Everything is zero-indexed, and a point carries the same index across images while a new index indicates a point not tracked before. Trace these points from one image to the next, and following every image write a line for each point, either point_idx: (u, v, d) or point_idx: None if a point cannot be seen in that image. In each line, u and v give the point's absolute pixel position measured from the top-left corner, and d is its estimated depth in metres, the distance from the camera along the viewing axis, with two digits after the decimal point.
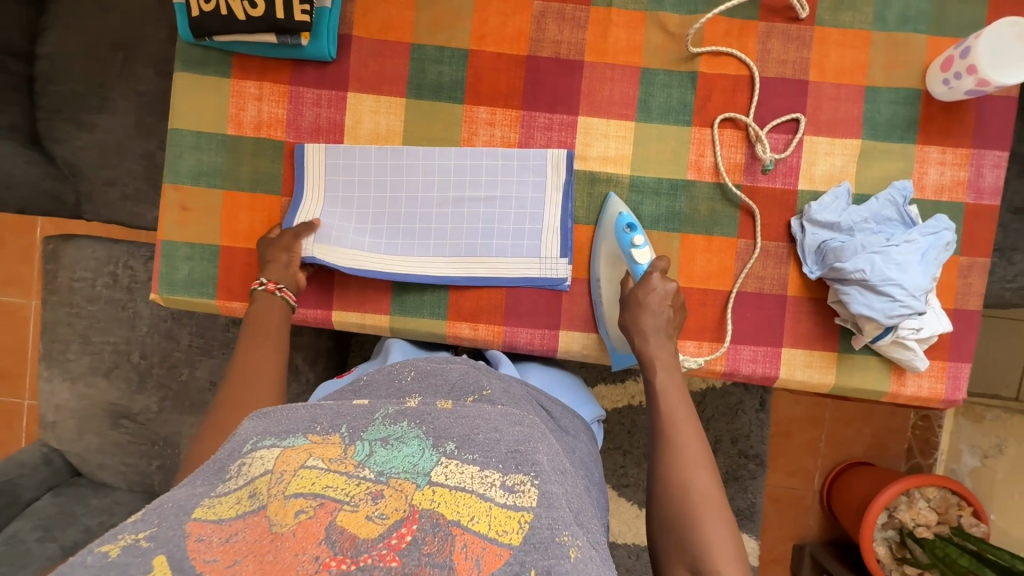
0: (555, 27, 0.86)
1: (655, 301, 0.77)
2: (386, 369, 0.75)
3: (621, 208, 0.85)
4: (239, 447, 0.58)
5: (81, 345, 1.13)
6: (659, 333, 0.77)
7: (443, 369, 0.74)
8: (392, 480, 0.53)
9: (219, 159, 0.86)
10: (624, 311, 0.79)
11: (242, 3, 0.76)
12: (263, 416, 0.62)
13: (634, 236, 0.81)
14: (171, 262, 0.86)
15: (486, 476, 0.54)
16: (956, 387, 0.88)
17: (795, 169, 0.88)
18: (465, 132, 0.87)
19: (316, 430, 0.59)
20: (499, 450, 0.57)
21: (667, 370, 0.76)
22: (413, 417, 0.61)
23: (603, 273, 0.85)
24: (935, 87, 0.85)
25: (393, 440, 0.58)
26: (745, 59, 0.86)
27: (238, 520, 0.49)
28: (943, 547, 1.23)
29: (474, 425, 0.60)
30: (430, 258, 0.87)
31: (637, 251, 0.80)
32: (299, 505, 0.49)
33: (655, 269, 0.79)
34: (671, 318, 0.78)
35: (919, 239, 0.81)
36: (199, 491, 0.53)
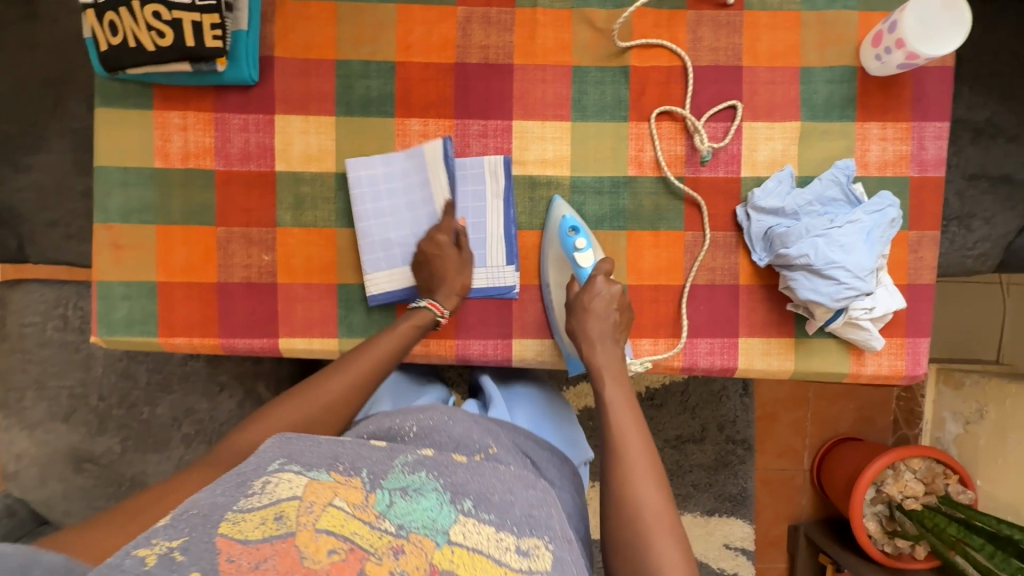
0: (480, 31, 0.84)
1: (600, 305, 0.77)
2: (386, 422, 0.71)
3: (564, 210, 0.84)
4: (264, 464, 0.57)
5: (37, 392, 1.10)
6: (606, 339, 0.77)
7: (447, 425, 0.70)
8: (413, 535, 0.53)
9: (148, 194, 0.84)
10: (570, 316, 0.78)
11: (149, 34, 0.73)
12: (289, 440, 0.60)
13: (577, 239, 0.81)
14: (108, 302, 0.84)
15: (502, 539, 0.55)
16: (916, 362, 0.87)
17: (736, 157, 0.86)
18: (398, 145, 0.85)
19: (339, 468, 0.57)
20: (515, 513, 0.58)
21: (614, 380, 0.76)
22: (432, 467, 0.60)
23: (551, 278, 0.85)
24: (869, 62, 0.84)
25: (412, 491, 0.57)
26: (676, 50, 0.85)
27: (266, 544, 0.48)
28: (931, 518, 1.23)
29: (490, 483, 0.61)
30: (390, 270, 0.85)
31: (580, 255, 0.80)
32: (330, 543, 0.50)
33: (600, 272, 0.80)
34: (617, 321, 0.78)
35: (864, 218, 0.80)
36: (221, 501, 0.52)
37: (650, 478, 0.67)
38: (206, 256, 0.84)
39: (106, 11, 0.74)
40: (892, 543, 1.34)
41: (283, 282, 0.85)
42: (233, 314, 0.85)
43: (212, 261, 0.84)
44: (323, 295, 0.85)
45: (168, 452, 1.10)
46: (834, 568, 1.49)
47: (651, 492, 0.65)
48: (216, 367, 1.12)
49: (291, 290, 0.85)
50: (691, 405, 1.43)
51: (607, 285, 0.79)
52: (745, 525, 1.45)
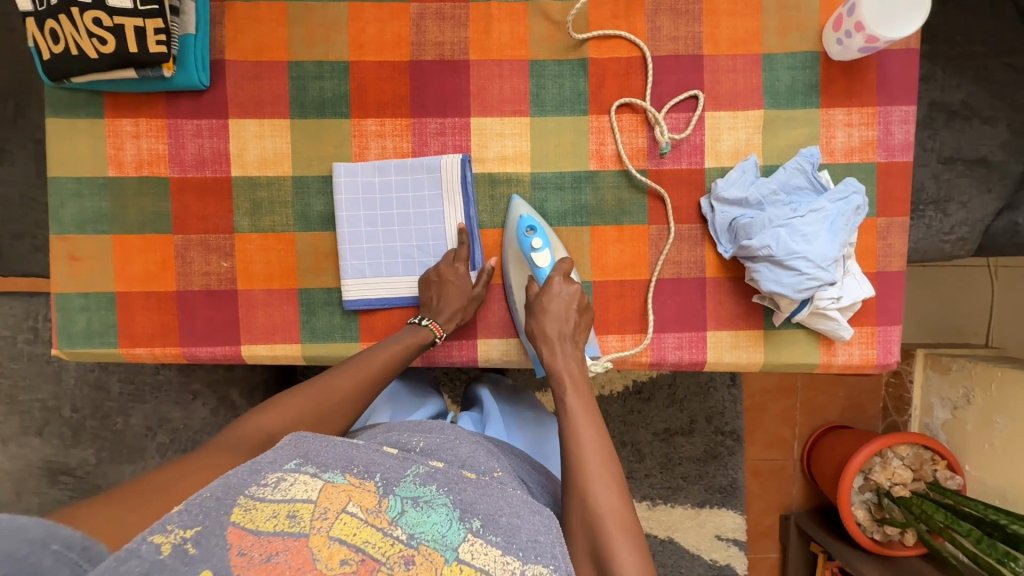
0: (435, 28, 0.83)
1: (557, 305, 0.78)
2: (396, 435, 0.71)
3: (522, 209, 0.83)
4: (279, 460, 0.56)
5: (9, 406, 1.09)
6: (564, 340, 0.78)
7: (453, 444, 0.70)
8: (423, 547, 0.52)
9: (102, 204, 0.82)
10: (529, 318, 0.79)
11: (90, 41, 0.72)
12: (303, 440, 0.60)
13: (534, 239, 0.81)
14: (67, 314, 0.83)
15: (508, 563, 0.53)
16: (887, 350, 0.86)
17: (699, 148, 0.85)
18: (355, 147, 0.84)
19: (353, 471, 0.57)
20: (521, 538, 0.56)
21: (575, 384, 0.76)
22: (442, 481, 0.59)
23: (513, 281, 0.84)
24: (831, 47, 0.82)
25: (423, 502, 0.56)
26: (634, 40, 0.83)
27: (278, 538, 0.48)
28: (919, 504, 1.21)
29: (499, 505, 0.59)
30: (364, 279, 0.84)
31: (536, 255, 0.80)
32: (343, 552, 0.49)
33: (558, 272, 0.80)
34: (576, 323, 0.79)
35: (827, 207, 0.78)
36: (235, 487, 0.51)
37: (607, 487, 0.65)
38: (163, 265, 0.83)
39: (46, 19, 0.72)
40: (881, 531, 1.33)
41: (243, 288, 0.84)
42: (195, 322, 0.84)
43: (170, 270, 0.83)
44: (284, 301, 0.84)
45: (143, 461, 1.10)
46: (825, 557, 1.48)
47: (609, 499, 0.64)
48: (188, 376, 1.11)
49: (252, 297, 0.84)
50: (678, 398, 1.42)
51: (564, 285, 0.79)
52: (735, 516, 1.44)
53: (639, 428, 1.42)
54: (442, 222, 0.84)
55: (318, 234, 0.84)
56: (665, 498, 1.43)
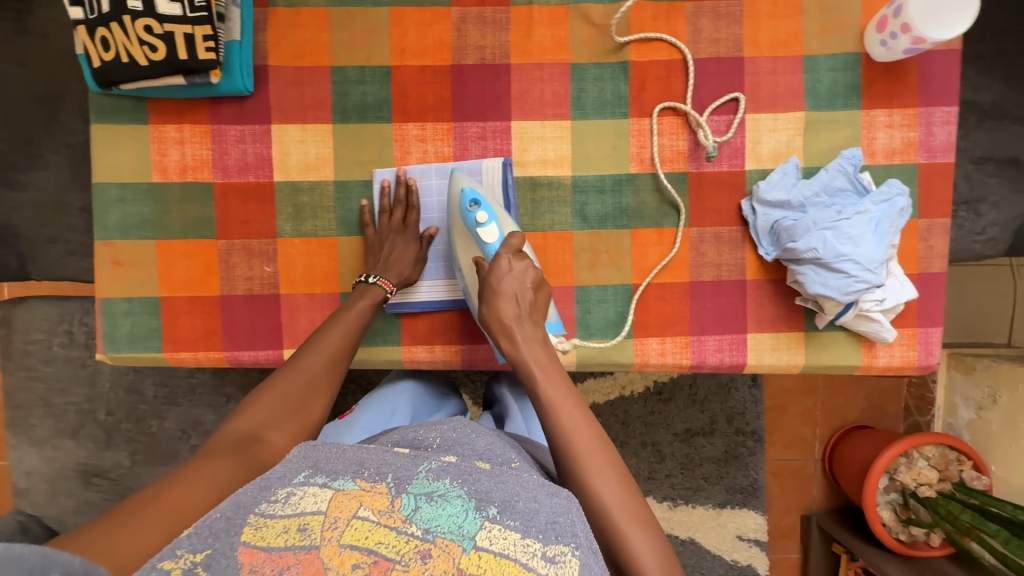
0: (476, 32, 0.83)
1: (512, 286, 0.75)
2: (410, 433, 0.70)
3: (464, 182, 0.81)
4: (289, 474, 0.56)
5: (44, 409, 1.10)
6: (523, 321, 0.75)
7: (469, 438, 0.67)
8: (439, 539, 0.50)
9: (146, 209, 0.83)
10: (485, 306, 0.76)
11: (141, 49, 0.72)
12: (313, 449, 0.59)
13: (478, 213, 0.78)
14: (111, 319, 0.83)
15: (528, 545, 0.50)
16: (928, 352, 0.86)
17: (740, 150, 0.85)
18: (397, 151, 0.84)
19: (364, 475, 0.56)
20: (540, 519, 0.53)
21: (544, 367, 0.73)
22: (455, 474, 0.57)
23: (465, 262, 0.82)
24: (874, 49, 0.82)
25: (437, 496, 0.53)
26: (675, 43, 0.83)
27: (289, 553, 0.47)
28: (946, 505, 1.21)
29: (514, 490, 0.55)
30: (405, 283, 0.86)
31: (483, 230, 0.78)
32: (354, 557, 0.47)
33: (508, 248, 0.77)
34: (534, 300, 0.77)
35: (872, 209, 0.78)
36: (245, 508, 0.51)
37: (602, 471, 0.65)
38: (207, 270, 0.84)
39: (97, 26, 0.73)
40: (908, 531, 1.32)
41: (285, 292, 0.84)
42: (236, 326, 0.84)
43: (214, 274, 0.84)
44: (326, 305, 0.84)
45: (177, 464, 1.11)
46: (848, 557, 1.48)
47: (607, 483, 0.63)
48: (222, 379, 1.11)
49: (294, 301, 0.84)
50: (699, 398, 1.42)
51: (518, 262, 0.77)
52: (757, 516, 1.44)
53: (659, 429, 1.42)
54: None
55: (359, 239, 0.85)
56: (686, 499, 1.42)
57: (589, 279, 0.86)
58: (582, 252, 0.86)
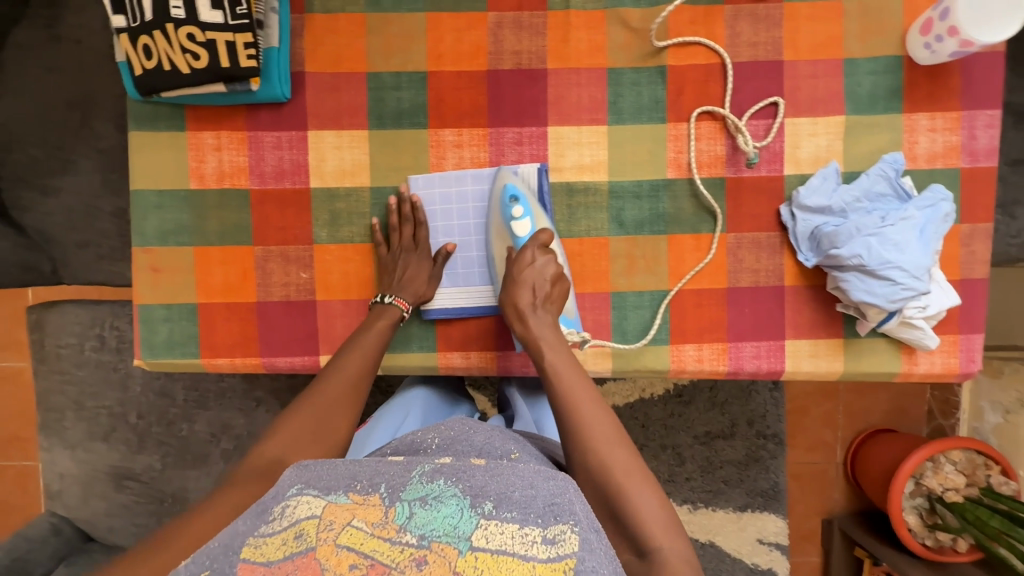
0: (512, 37, 0.82)
1: (532, 275, 0.76)
2: (408, 436, 0.68)
3: (508, 179, 0.82)
4: (282, 489, 0.55)
5: (76, 413, 1.11)
6: (538, 309, 0.75)
7: (468, 434, 0.66)
8: (435, 544, 0.48)
9: (184, 216, 0.83)
10: (505, 293, 0.77)
11: (184, 57, 0.73)
12: (304, 466, 0.58)
13: (516, 207, 0.81)
14: (149, 325, 0.84)
15: (527, 534, 0.49)
16: (970, 358, 0.85)
17: (779, 155, 0.84)
18: (433, 157, 0.84)
19: (357, 489, 0.53)
20: (538, 505, 0.51)
21: (555, 349, 0.73)
22: (448, 473, 0.54)
23: (493, 251, 0.84)
24: (917, 52, 0.81)
25: (430, 499, 0.51)
26: (714, 47, 0.82)
27: (287, 562, 0.47)
28: (973, 510, 1.18)
29: (510, 481, 0.53)
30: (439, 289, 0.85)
31: (518, 223, 0.80)
32: (351, 559, 0.47)
33: (537, 241, 0.78)
34: (550, 291, 0.76)
35: (916, 215, 0.77)
36: (243, 530, 0.51)
37: (611, 438, 0.64)
38: (244, 276, 0.84)
39: (140, 35, 0.73)
40: (933, 536, 1.29)
41: (322, 298, 0.84)
42: (272, 332, 0.84)
43: (250, 280, 0.84)
44: (362, 311, 0.84)
45: (207, 467, 1.11)
46: (872, 562, 1.45)
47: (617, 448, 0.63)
48: (252, 383, 1.11)
49: (330, 307, 0.84)
50: (720, 400, 1.36)
51: (540, 256, 0.78)
52: (778, 520, 1.35)
53: (679, 431, 1.37)
54: None
55: None
56: (706, 502, 1.36)
57: (626, 284, 0.86)
58: (619, 257, 0.85)
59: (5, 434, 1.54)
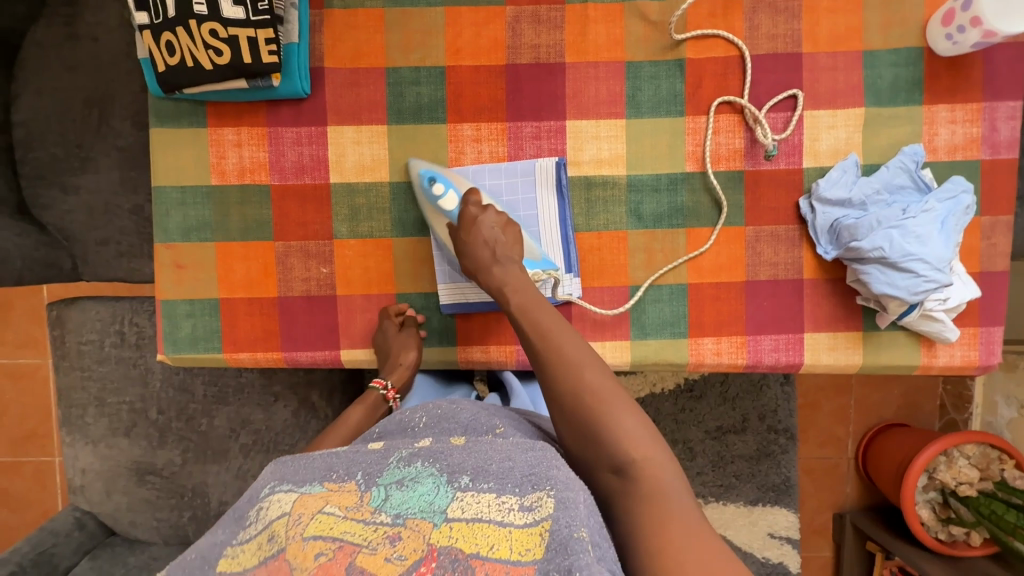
0: (531, 31, 0.83)
1: (485, 233, 0.78)
2: (396, 416, 0.70)
3: (421, 165, 0.83)
4: (257, 491, 0.58)
5: (97, 409, 1.12)
6: (500, 259, 0.77)
7: (453, 412, 0.68)
8: (410, 521, 0.51)
9: (206, 212, 0.84)
10: (462, 258, 0.79)
11: (206, 53, 0.73)
12: (281, 463, 0.61)
13: (436, 186, 0.81)
14: (172, 321, 0.85)
15: (503, 502, 0.51)
16: (990, 352, 0.85)
17: (798, 148, 0.84)
18: (452, 152, 0.84)
19: (332, 477, 0.57)
20: (515, 475, 0.54)
21: (523, 291, 0.74)
22: (426, 455, 0.58)
23: (438, 235, 0.83)
24: (938, 43, 0.81)
25: (408, 481, 0.55)
26: (733, 39, 0.82)
27: (261, 566, 0.49)
28: (988, 505, 1.20)
29: (487, 455, 0.56)
30: (459, 283, 0.85)
31: (443, 199, 0.81)
32: (318, 547, 0.49)
33: (471, 203, 0.80)
34: (509, 242, 0.79)
35: (937, 206, 0.77)
36: (221, 539, 0.54)
37: (584, 362, 0.66)
38: (265, 272, 0.84)
39: (162, 32, 0.74)
40: (947, 530, 1.29)
41: (343, 293, 0.85)
42: (294, 326, 0.85)
43: (271, 276, 0.84)
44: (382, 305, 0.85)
45: (227, 462, 1.13)
46: (884, 556, 1.45)
47: (593, 370, 0.65)
48: (270, 378, 1.12)
49: (350, 301, 0.85)
50: (730, 396, 1.35)
51: (488, 211, 0.80)
52: (789, 513, 1.34)
53: (691, 426, 1.36)
54: (536, 222, 0.85)
55: (415, 239, 0.85)
56: (717, 496, 1.35)
57: (644, 278, 0.86)
58: (637, 251, 0.86)
59: (23, 430, 1.56)
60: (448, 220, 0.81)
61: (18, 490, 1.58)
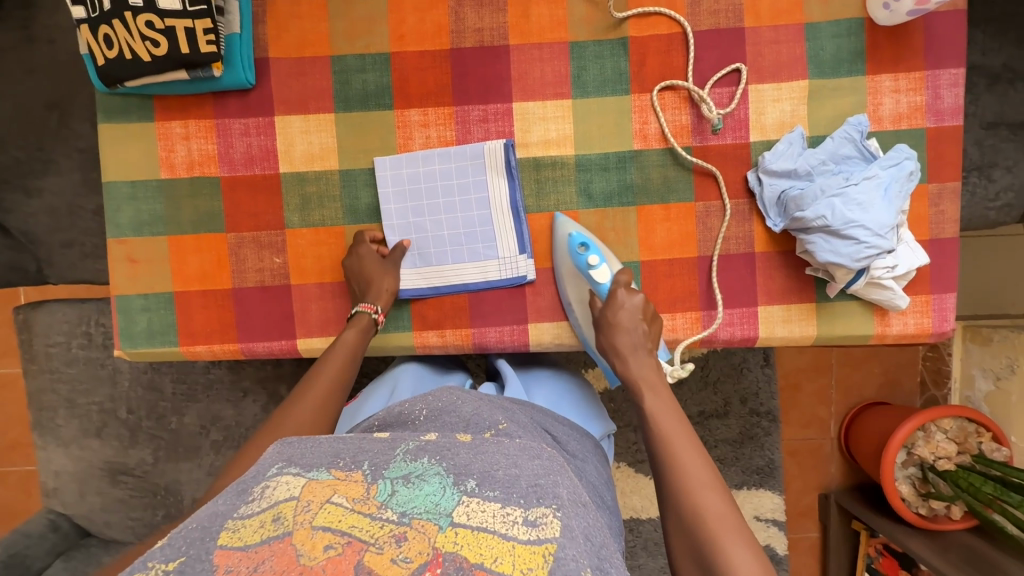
0: (474, 15, 0.83)
1: (626, 316, 0.79)
2: (394, 407, 0.69)
3: (569, 228, 0.84)
4: (263, 469, 0.55)
5: (68, 410, 1.12)
6: (638, 351, 0.79)
7: (455, 406, 0.68)
8: (415, 521, 0.49)
9: (157, 207, 0.84)
10: (599, 333, 0.81)
11: (143, 44, 0.74)
12: (290, 444, 0.58)
13: (589, 255, 0.82)
14: (128, 316, 0.85)
15: (508, 514, 0.50)
16: (943, 318, 0.85)
17: (744, 122, 0.84)
18: (400, 138, 0.84)
19: (339, 464, 0.54)
20: (521, 485, 0.52)
21: (653, 390, 0.76)
22: (433, 451, 0.55)
23: (570, 295, 0.85)
24: (876, 12, 0.81)
25: (414, 477, 0.53)
26: (675, 16, 0.82)
27: (264, 546, 0.46)
28: (965, 478, 1.18)
29: (495, 460, 0.55)
30: (422, 268, 0.86)
31: (595, 271, 0.81)
32: (327, 539, 0.47)
33: (619, 284, 0.81)
34: (647, 331, 0.79)
35: (880, 173, 0.78)
36: (221, 510, 0.50)
37: (706, 483, 0.65)
38: (218, 263, 0.85)
39: (99, 25, 0.74)
40: (927, 505, 1.28)
41: (296, 282, 0.85)
42: (250, 317, 0.85)
43: (225, 267, 0.85)
44: (336, 294, 0.85)
45: (199, 459, 1.13)
46: (868, 534, 1.45)
47: (713, 495, 0.64)
48: (239, 373, 1.12)
49: (304, 290, 0.85)
50: (711, 379, 1.33)
51: (633, 297, 0.80)
52: (774, 496, 1.34)
53: None
54: (485, 202, 0.85)
55: (367, 226, 0.86)
56: None
57: None
58: (589, 230, 0.86)
59: (7, 439, 1.57)
60: (592, 288, 0.83)
61: (4, 499, 1.58)
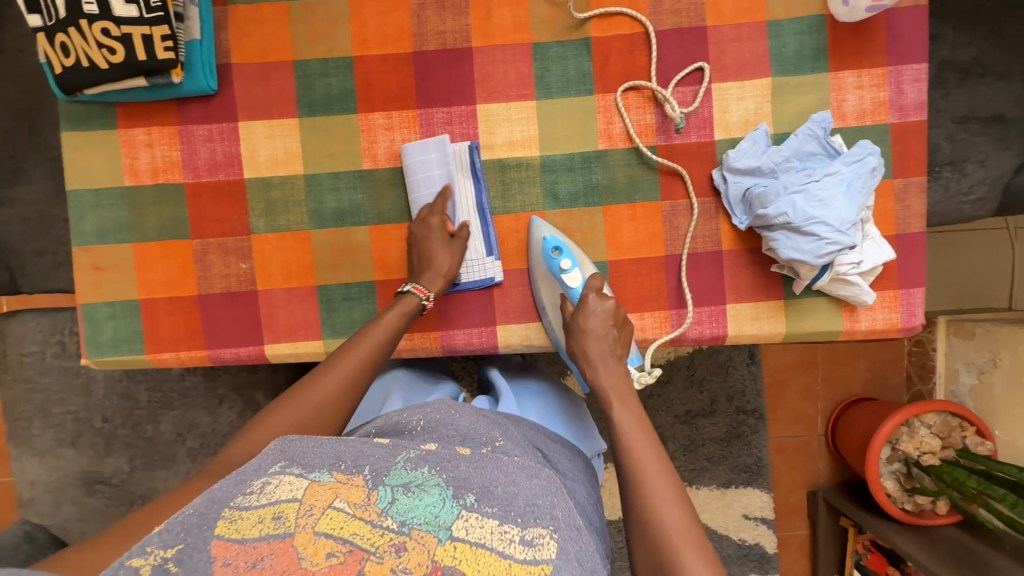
0: (436, 17, 0.83)
1: (594, 323, 0.79)
2: (393, 416, 0.68)
3: (544, 230, 0.84)
4: (265, 465, 0.54)
5: (43, 420, 1.12)
6: (607, 358, 0.79)
7: (453, 419, 0.67)
8: (415, 531, 0.49)
9: (122, 214, 0.84)
10: (570, 339, 0.81)
11: (100, 52, 0.74)
12: (295, 441, 0.58)
13: (561, 260, 0.81)
14: (94, 324, 0.85)
15: (505, 532, 0.50)
16: (912, 314, 0.85)
17: (708, 120, 0.84)
18: (364, 142, 0.84)
19: (341, 467, 0.54)
20: (518, 504, 0.53)
21: (622, 400, 0.75)
22: (435, 462, 0.55)
23: (545, 299, 0.85)
24: (836, 8, 0.81)
25: (414, 486, 0.52)
26: (637, 16, 0.82)
27: (263, 542, 0.46)
28: (950, 472, 1.16)
29: (493, 476, 0.55)
30: None
31: (568, 276, 0.81)
32: (329, 546, 0.46)
33: (591, 289, 0.81)
34: (616, 338, 0.79)
35: (843, 169, 0.78)
36: (219, 499, 0.49)
37: (669, 498, 0.64)
38: (184, 270, 0.85)
39: (56, 33, 0.74)
40: (913, 501, 1.27)
41: (263, 288, 0.85)
42: (217, 323, 0.85)
43: (190, 274, 0.85)
44: (304, 298, 0.85)
45: (175, 467, 1.12)
46: (856, 530, 1.45)
47: (674, 510, 0.63)
48: (213, 380, 1.11)
49: (271, 296, 0.85)
50: (698, 378, 1.32)
51: (602, 302, 0.80)
52: (763, 494, 1.34)
53: (660, 412, 1.33)
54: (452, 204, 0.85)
55: (332, 230, 0.85)
56: (690, 481, 1.33)
57: None
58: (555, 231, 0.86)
59: None
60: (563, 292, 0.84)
61: None
